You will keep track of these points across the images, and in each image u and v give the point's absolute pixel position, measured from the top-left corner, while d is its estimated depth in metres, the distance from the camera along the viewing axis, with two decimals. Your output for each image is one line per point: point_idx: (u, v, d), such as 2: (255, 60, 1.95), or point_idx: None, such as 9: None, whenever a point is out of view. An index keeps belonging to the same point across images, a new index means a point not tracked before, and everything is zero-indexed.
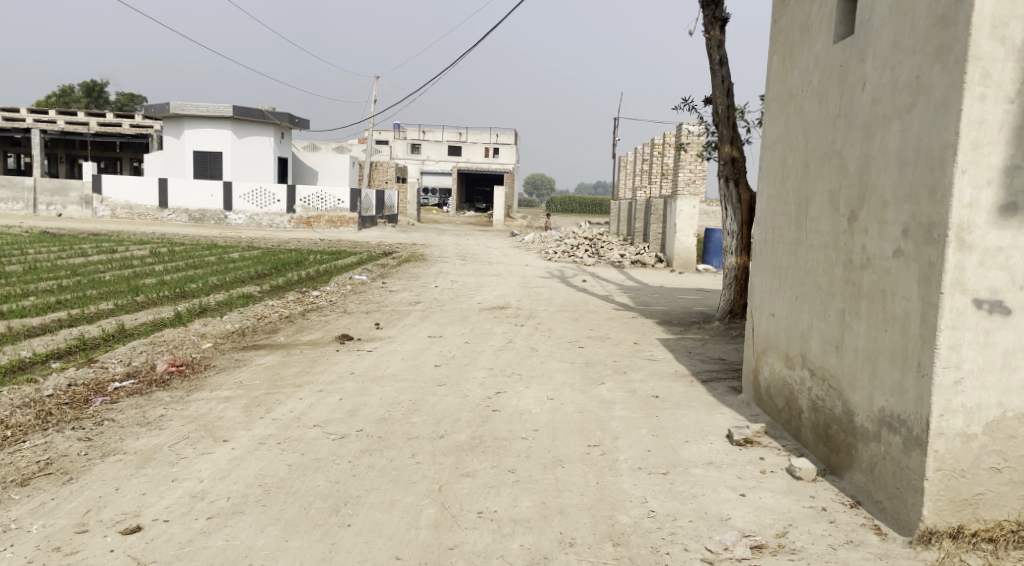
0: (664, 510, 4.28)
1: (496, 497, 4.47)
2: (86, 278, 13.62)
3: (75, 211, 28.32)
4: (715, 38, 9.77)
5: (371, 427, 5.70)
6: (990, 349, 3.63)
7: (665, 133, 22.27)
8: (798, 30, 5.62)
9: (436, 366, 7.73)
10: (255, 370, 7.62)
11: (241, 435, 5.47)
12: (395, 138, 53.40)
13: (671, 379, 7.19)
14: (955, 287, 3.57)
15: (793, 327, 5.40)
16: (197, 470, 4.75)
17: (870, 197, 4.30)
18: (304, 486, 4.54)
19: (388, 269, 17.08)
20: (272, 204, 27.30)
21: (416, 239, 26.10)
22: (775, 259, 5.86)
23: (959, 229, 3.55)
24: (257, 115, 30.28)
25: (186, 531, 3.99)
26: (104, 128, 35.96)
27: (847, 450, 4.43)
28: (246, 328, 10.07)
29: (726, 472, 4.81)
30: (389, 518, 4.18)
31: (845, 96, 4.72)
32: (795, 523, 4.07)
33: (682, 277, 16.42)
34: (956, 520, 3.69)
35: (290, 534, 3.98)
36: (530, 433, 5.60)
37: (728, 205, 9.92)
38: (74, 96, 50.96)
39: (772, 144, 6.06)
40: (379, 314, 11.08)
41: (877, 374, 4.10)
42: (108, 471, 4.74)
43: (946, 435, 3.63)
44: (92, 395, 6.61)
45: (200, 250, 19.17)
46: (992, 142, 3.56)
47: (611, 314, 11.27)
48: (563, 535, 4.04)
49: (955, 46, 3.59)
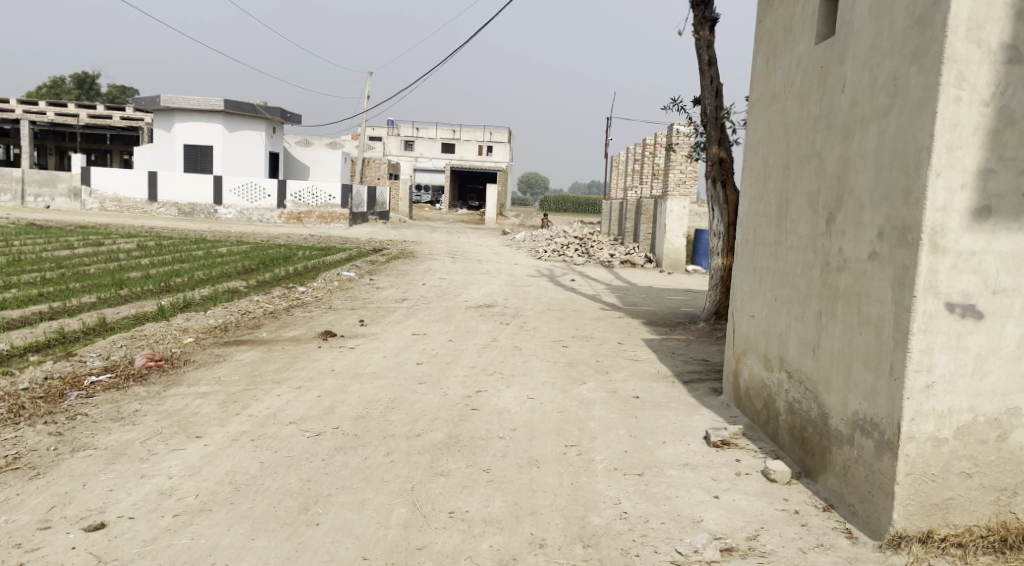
0: (637, 512, 4.25)
1: (468, 496, 4.44)
2: (71, 271, 13.52)
3: (64, 204, 28.13)
4: (704, 38, 9.74)
5: (348, 425, 5.65)
6: (962, 354, 3.61)
7: (657, 134, 22.26)
8: (782, 31, 5.60)
9: (418, 364, 7.69)
10: (235, 365, 7.56)
11: (214, 431, 5.41)
12: (389, 135, 52.99)
13: (653, 380, 7.16)
14: (928, 290, 3.55)
15: (772, 329, 5.38)
16: (167, 466, 4.70)
17: (848, 199, 4.28)
18: (274, 483, 4.50)
19: (376, 266, 17.01)
20: (263, 199, 27.19)
21: (406, 236, 26.04)
22: (756, 261, 5.84)
23: (932, 233, 3.53)
24: (248, 109, 30.13)
25: (151, 528, 3.94)
26: (95, 120, 35.77)
27: (822, 453, 4.42)
28: (229, 323, 10.00)
29: (700, 474, 4.78)
30: (359, 517, 4.14)
31: (825, 98, 4.70)
32: (767, 526, 4.05)
33: (671, 278, 16.41)
34: (925, 524, 3.67)
35: (256, 533, 3.94)
36: (507, 433, 5.56)
37: (715, 206, 9.90)
38: (65, 87, 50.66)
39: (755, 145, 6.04)
40: (365, 310, 11.02)
41: (851, 377, 4.08)
42: (76, 466, 4.68)
43: (916, 439, 3.61)
44: (67, 389, 6.54)
45: (187, 245, 19.06)
46: (967, 145, 3.54)
47: (598, 313, 11.25)
48: (534, 536, 4.00)
49: (931, 49, 3.57)
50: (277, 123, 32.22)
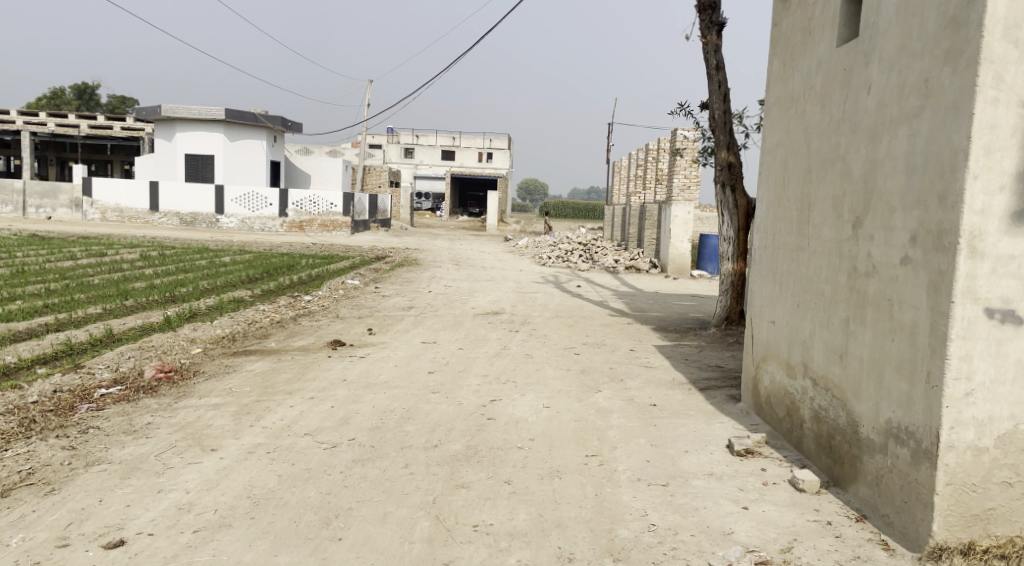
0: (665, 524, 4.17)
1: (492, 509, 4.35)
2: (75, 282, 13.43)
3: (65, 214, 28.03)
4: (711, 42, 9.68)
5: (364, 436, 5.56)
6: (1001, 360, 3.53)
7: (659, 139, 22.18)
8: (800, 34, 5.54)
9: (429, 373, 7.60)
10: (245, 376, 7.47)
11: (229, 444, 5.33)
12: (389, 142, 52.95)
13: (669, 388, 7.07)
14: (966, 296, 3.48)
15: (794, 336, 5.30)
16: (184, 480, 4.61)
17: (876, 203, 4.21)
18: (294, 497, 4.41)
19: (381, 274, 16.92)
20: (265, 208, 27.13)
21: (408, 243, 25.96)
22: (776, 266, 5.76)
23: (970, 237, 3.46)
24: (249, 118, 30.09)
25: (172, 545, 3.85)
26: (95, 130, 35.72)
27: (852, 462, 4.34)
28: (237, 333, 9.91)
29: (727, 483, 4.70)
30: (382, 532, 4.05)
31: (849, 100, 4.64)
32: (800, 538, 3.96)
33: (677, 283, 16.33)
34: (967, 536, 3.59)
35: (279, 548, 3.85)
36: (526, 443, 5.48)
37: (724, 211, 9.83)
38: (65, 98, 50.65)
39: (772, 149, 5.97)
40: (372, 319, 10.93)
41: (884, 385, 4.00)
42: (92, 481, 4.60)
43: (956, 448, 3.53)
44: (78, 402, 6.46)
45: (191, 254, 18.98)
46: (1005, 147, 3.47)
47: (606, 320, 11.17)
48: (562, 550, 3.91)
49: (966, 50, 3.50)
50: (278, 131, 32.18)
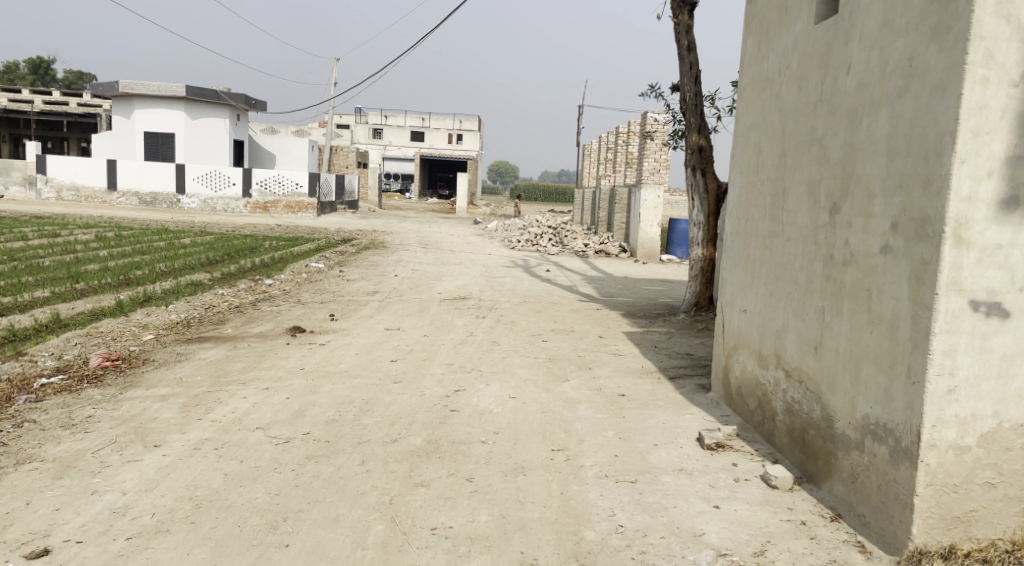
0: (633, 525, 3.96)
1: (451, 510, 4.11)
2: (25, 264, 12.88)
3: (18, 193, 27.16)
4: (683, 23, 9.43)
5: (319, 430, 5.29)
6: (986, 355, 3.37)
7: (630, 121, 21.95)
8: (775, 11, 5.32)
9: (392, 362, 7.31)
10: (197, 364, 7.13)
11: (174, 439, 5.02)
12: (356, 123, 52.11)
13: (638, 376, 6.88)
14: (951, 287, 3.30)
15: (766, 326, 5.12)
16: (121, 481, 4.31)
17: (855, 188, 4.01)
18: (240, 499, 4.13)
19: (347, 257, 16.52)
20: (227, 188, 26.49)
21: (375, 225, 25.52)
22: (748, 253, 5.56)
23: (956, 225, 3.27)
24: (211, 96, 29.29)
25: (101, 554, 3.56)
26: (52, 106, 34.70)
27: (827, 457, 4.17)
28: (192, 318, 9.53)
29: (698, 480, 4.51)
30: (333, 536, 3.80)
31: (828, 81, 4.42)
32: (774, 539, 3.78)
33: (646, 268, 16.18)
34: (947, 538, 3.43)
35: (219, 557, 3.58)
36: (490, 437, 5.24)
37: (694, 195, 9.64)
38: (19, 73, 49.15)
39: (746, 131, 5.77)
40: (335, 304, 10.60)
41: (861, 380, 3.83)
42: (20, 482, 4.27)
43: (938, 447, 3.36)
44: (16, 393, 6.08)
45: (148, 235, 18.42)
46: (995, 130, 3.28)
47: (575, 305, 10.98)
48: (524, 556, 3.70)
49: (955, 25, 3.30)
50: (241, 109, 31.44)
